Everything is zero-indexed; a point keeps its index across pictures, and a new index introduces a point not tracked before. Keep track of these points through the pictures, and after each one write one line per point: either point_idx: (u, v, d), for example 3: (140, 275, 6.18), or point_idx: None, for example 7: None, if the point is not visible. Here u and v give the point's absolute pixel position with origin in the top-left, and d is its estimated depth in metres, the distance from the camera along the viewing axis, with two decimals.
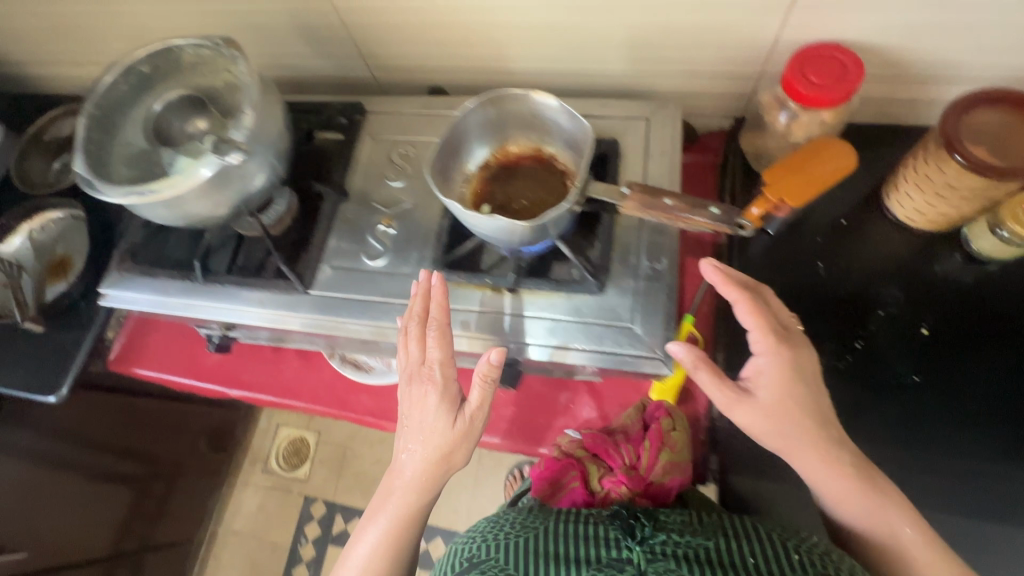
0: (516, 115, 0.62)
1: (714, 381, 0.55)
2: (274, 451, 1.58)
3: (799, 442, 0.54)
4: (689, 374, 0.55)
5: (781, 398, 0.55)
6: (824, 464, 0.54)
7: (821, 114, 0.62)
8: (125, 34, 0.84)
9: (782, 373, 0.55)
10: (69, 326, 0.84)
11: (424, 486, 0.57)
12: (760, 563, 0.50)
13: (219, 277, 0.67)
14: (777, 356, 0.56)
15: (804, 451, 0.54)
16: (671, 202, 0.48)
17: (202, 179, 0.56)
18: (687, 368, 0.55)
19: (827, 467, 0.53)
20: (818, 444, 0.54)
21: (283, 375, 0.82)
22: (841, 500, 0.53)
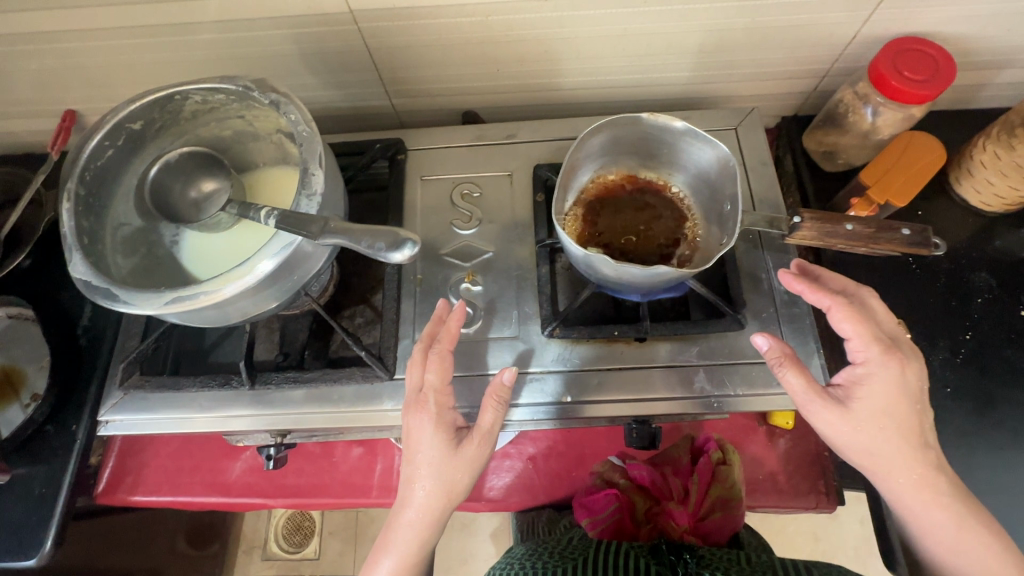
0: (630, 138, 0.54)
1: (803, 385, 0.47)
2: (273, 533, 1.37)
3: (886, 464, 0.46)
4: (774, 375, 0.48)
5: (877, 412, 0.46)
6: (917, 485, 0.46)
7: (912, 109, 0.59)
8: (62, 76, 0.66)
9: (886, 387, 0.46)
10: (39, 459, 0.65)
11: (420, 532, 0.46)
12: None
13: (271, 378, 0.54)
14: (886, 369, 0.46)
15: (896, 473, 0.46)
16: (852, 227, 0.48)
17: (266, 271, 0.43)
18: (771, 367, 0.48)
19: (916, 491, 0.46)
20: (913, 466, 0.46)
21: (340, 472, 0.68)
22: (929, 525, 0.47)
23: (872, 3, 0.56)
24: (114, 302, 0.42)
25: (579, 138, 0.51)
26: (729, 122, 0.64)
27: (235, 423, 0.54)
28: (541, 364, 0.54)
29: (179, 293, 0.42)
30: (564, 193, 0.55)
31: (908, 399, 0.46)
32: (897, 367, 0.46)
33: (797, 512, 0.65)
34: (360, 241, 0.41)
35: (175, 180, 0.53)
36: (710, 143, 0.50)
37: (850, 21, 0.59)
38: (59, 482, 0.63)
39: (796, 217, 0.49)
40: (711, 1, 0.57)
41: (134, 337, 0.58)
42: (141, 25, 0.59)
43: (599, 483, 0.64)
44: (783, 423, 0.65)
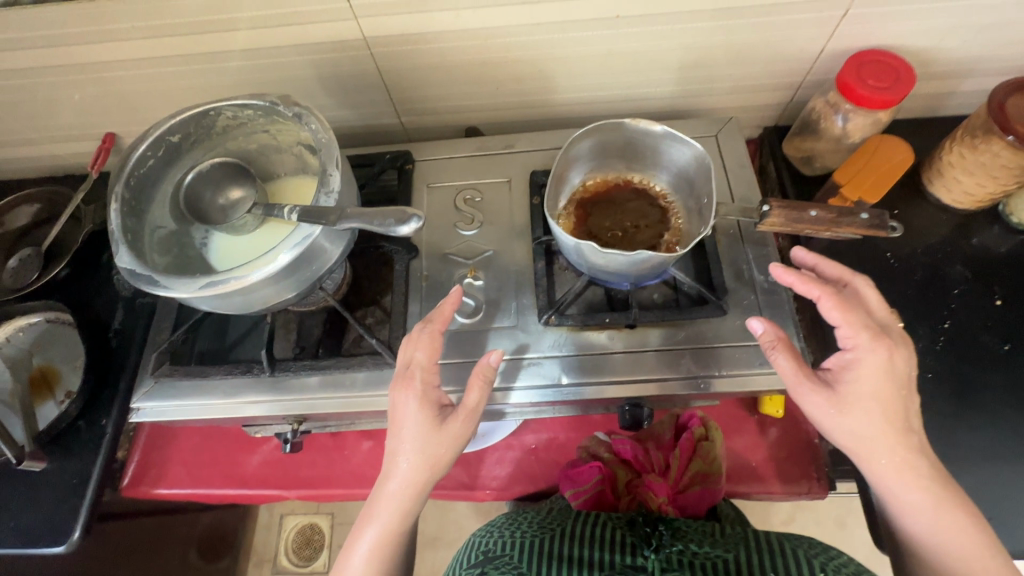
0: (615, 142, 0.60)
1: (793, 370, 0.50)
2: (283, 546, 1.38)
3: (868, 448, 0.48)
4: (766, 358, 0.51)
5: (864, 397, 0.47)
6: (900, 468, 0.48)
7: (878, 114, 0.64)
8: (106, 102, 0.74)
9: (874, 373, 0.47)
10: (71, 452, 0.69)
11: (404, 502, 0.50)
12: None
13: (289, 365, 0.59)
14: (874, 355, 0.48)
15: (879, 455, 0.47)
16: (815, 213, 0.53)
17: (284, 262, 0.48)
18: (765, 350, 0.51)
19: (898, 475, 0.47)
20: (896, 449, 0.47)
21: (351, 464, 0.72)
22: (905, 507, 0.48)
23: (834, 19, 0.62)
24: (155, 287, 0.47)
25: (568, 142, 0.56)
26: (709, 130, 0.69)
27: (256, 409, 0.58)
28: (538, 350, 0.58)
29: (213, 278, 0.47)
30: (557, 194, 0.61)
31: (892, 386, 0.47)
32: (885, 355, 0.48)
33: (793, 499, 0.67)
34: (374, 221, 0.47)
35: (206, 188, 0.59)
36: (688, 144, 0.56)
37: (816, 35, 0.65)
38: (88, 474, 0.68)
39: (764, 206, 0.53)
40: (687, 21, 0.63)
41: (165, 330, 0.63)
42: (178, 55, 0.66)
43: (585, 456, 0.68)
44: (774, 412, 0.69)
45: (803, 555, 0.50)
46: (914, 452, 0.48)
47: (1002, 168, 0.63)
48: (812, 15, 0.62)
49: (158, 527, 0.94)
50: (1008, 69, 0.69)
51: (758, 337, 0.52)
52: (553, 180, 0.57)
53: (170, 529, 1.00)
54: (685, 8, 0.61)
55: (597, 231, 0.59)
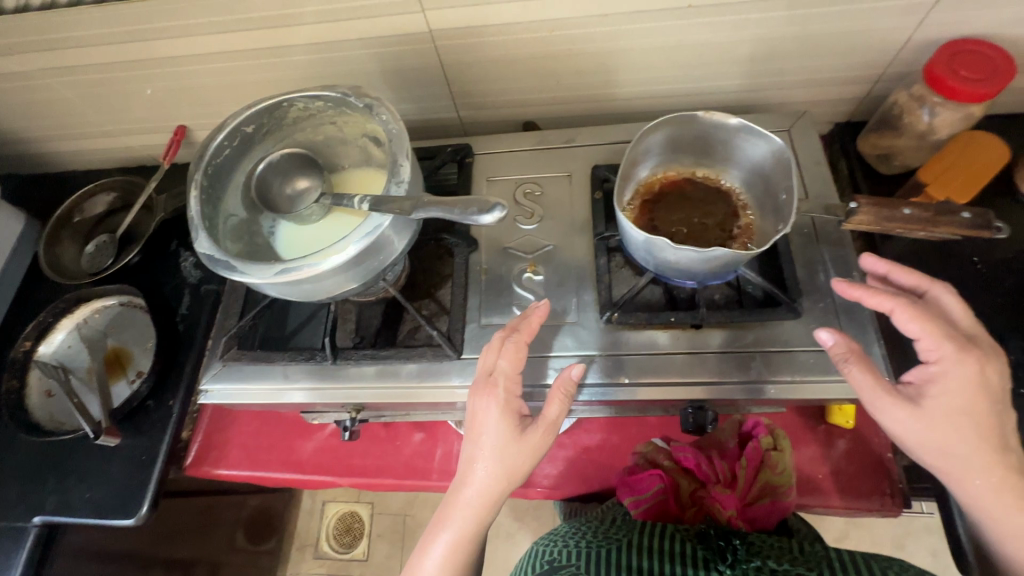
0: (687, 135, 0.58)
1: (871, 385, 0.46)
2: (324, 531, 1.42)
3: (962, 466, 0.44)
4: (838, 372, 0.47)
5: (955, 414, 0.44)
6: (998, 490, 0.44)
7: (969, 108, 0.60)
8: (180, 95, 0.77)
9: (964, 387, 0.44)
10: (140, 430, 0.72)
11: (480, 509, 0.49)
12: None
13: (351, 354, 0.60)
14: (963, 368, 0.44)
15: (975, 475, 0.44)
16: (908, 212, 0.51)
17: (353, 252, 0.49)
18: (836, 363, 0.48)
19: (996, 497, 0.44)
20: (993, 470, 0.44)
21: (402, 455, 0.72)
22: (1002, 531, 0.45)
23: (925, 6, 0.58)
24: (232, 272, 0.48)
25: (639, 134, 0.55)
26: (781, 125, 0.66)
27: (317, 396, 0.59)
28: (599, 348, 0.57)
29: (287, 265, 0.48)
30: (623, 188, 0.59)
31: (985, 401, 0.44)
32: (976, 367, 0.44)
33: (863, 515, 0.64)
34: (456, 209, 0.47)
35: (276, 178, 0.60)
36: (767, 138, 0.53)
37: (903, 24, 0.61)
38: (156, 452, 0.71)
39: (852, 204, 0.51)
40: (763, 10, 0.60)
41: (233, 316, 0.66)
42: (249, 49, 0.68)
43: (642, 463, 0.65)
44: (843, 422, 0.65)
45: None
46: (1016, 472, 0.44)
47: None
48: (901, 3, 0.58)
49: (213, 506, 0.97)
50: None
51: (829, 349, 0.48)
52: (622, 172, 0.56)
53: (222, 509, 1.04)
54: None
55: (665, 226, 0.57)
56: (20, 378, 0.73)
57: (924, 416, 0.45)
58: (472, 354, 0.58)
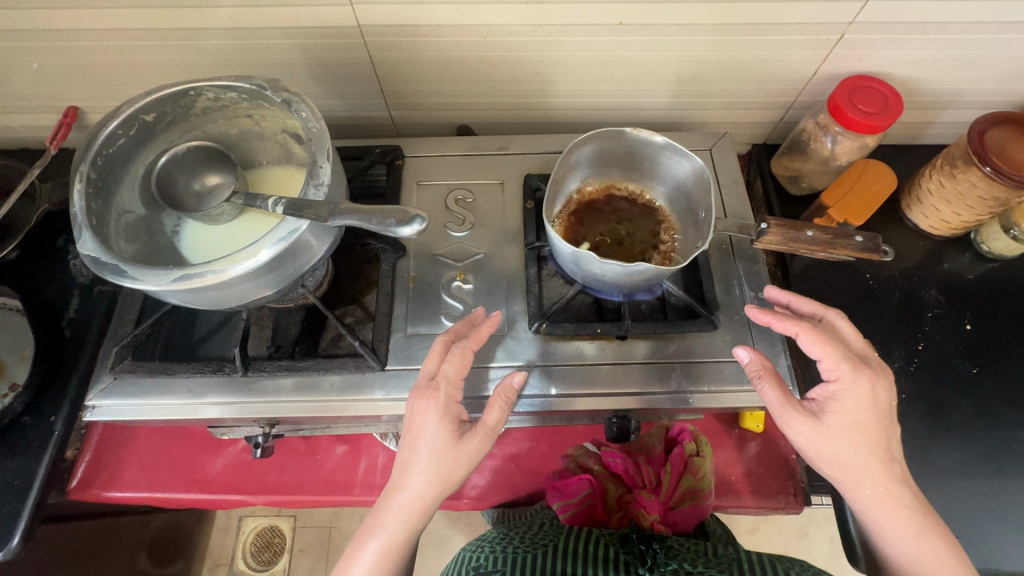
0: (616, 150, 0.59)
1: (780, 399, 0.49)
2: (241, 549, 1.32)
3: (854, 477, 0.48)
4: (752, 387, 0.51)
5: (846, 428, 0.48)
6: (882, 497, 0.48)
7: (865, 139, 0.66)
8: (71, 73, 0.68)
9: (857, 403, 0.48)
10: (13, 451, 0.63)
11: (411, 517, 0.47)
12: None
13: (262, 366, 0.55)
14: (857, 386, 0.48)
15: (866, 483, 0.48)
16: (811, 234, 0.56)
17: (265, 259, 0.45)
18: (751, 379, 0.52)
19: (881, 503, 0.48)
20: (880, 479, 0.48)
21: (322, 469, 0.69)
22: (885, 535, 0.49)
23: (830, 43, 0.63)
24: (121, 278, 0.43)
25: (569, 147, 0.55)
26: (704, 143, 0.69)
27: (222, 412, 0.55)
28: (527, 358, 0.57)
29: (187, 271, 0.44)
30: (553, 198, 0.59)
31: (872, 416, 0.48)
32: (868, 384, 0.48)
33: (768, 513, 0.68)
34: (373, 219, 0.45)
35: (180, 173, 0.55)
36: (689, 158, 0.55)
37: (811, 57, 0.66)
38: (33, 475, 0.62)
39: (762, 224, 0.56)
40: (688, 32, 0.63)
41: (128, 322, 0.59)
42: (155, 28, 0.62)
43: (573, 467, 0.66)
44: (754, 427, 0.69)
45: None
46: (897, 481, 0.48)
47: (980, 199, 0.65)
48: (810, 37, 0.63)
49: (105, 529, 0.88)
50: (984, 103, 0.72)
51: (745, 364, 0.52)
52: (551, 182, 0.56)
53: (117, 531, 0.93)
54: (688, 21, 0.61)
55: (592, 238, 0.58)
56: None
57: (823, 429, 0.48)
58: (396, 365, 0.56)
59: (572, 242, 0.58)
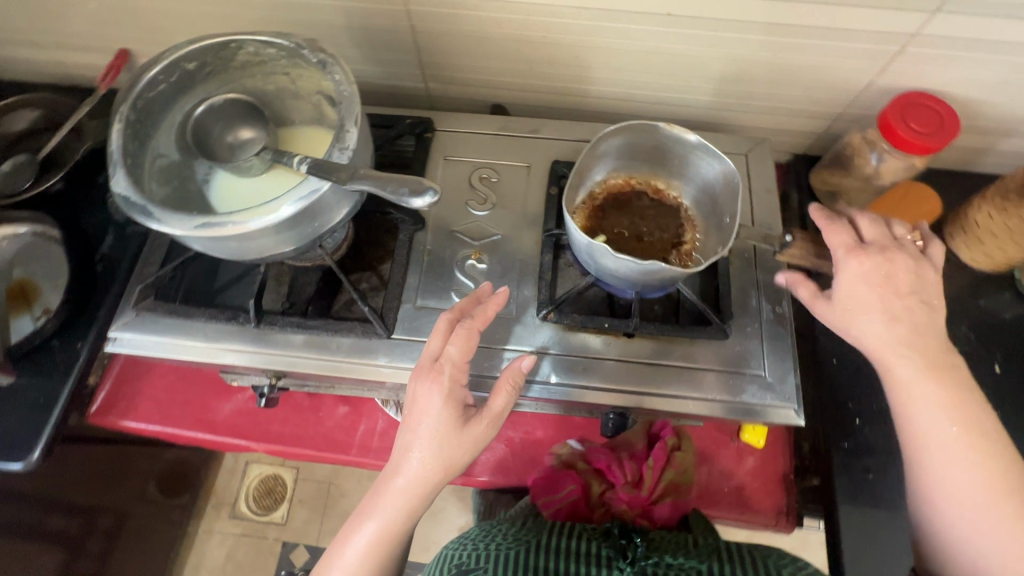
0: (646, 144, 0.58)
1: (813, 297, 0.52)
2: (244, 492, 1.38)
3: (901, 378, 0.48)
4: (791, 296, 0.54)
5: (856, 296, 0.49)
6: (922, 395, 0.47)
7: (913, 159, 0.63)
8: (125, 15, 0.70)
9: (885, 296, 0.48)
10: (42, 370, 0.67)
11: (412, 499, 0.48)
12: None
13: (275, 321, 0.57)
14: (851, 266, 0.50)
15: (899, 363, 0.48)
16: (832, 256, 0.56)
17: (287, 216, 0.46)
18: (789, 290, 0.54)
19: (919, 386, 0.47)
20: (915, 364, 0.47)
21: (323, 427, 0.71)
22: (940, 465, 0.46)
23: (888, 54, 0.60)
24: (148, 220, 0.45)
25: (597, 136, 0.55)
26: (740, 147, 0.67)
27: (232, 358, 0.57)
28: (531, 343, 0.57)
29: (208, 219, 0.45)
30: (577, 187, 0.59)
31: (894, 274, 0.49)
32: (860, 264, 0.50)
33: (758, 529, 0.67)
34: (387, 188, 0.45)
35: (215, 123, 0.56)
36: (722, 159, 0.54)
37: (866, 67, 0.63)
38: (57, 395, 0.66)
39: (788, 236, 0.55)
40: (738, 29, 0.60)
41: (154, 263, 0.61)
42: None
43: (557, 465, 0.67)
44: (754, 442, 0.68)
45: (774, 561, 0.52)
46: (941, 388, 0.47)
47: None
48: (867, 46, 0.60)
49: (120, 455, 0.93)
50: None
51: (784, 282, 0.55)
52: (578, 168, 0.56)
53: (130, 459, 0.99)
54: (739, 17, 0.59)
55: (612, 232, 0.57)
56: None
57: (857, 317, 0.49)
58: (402, 335, 0.57)
59: (591, 233, 0.57)
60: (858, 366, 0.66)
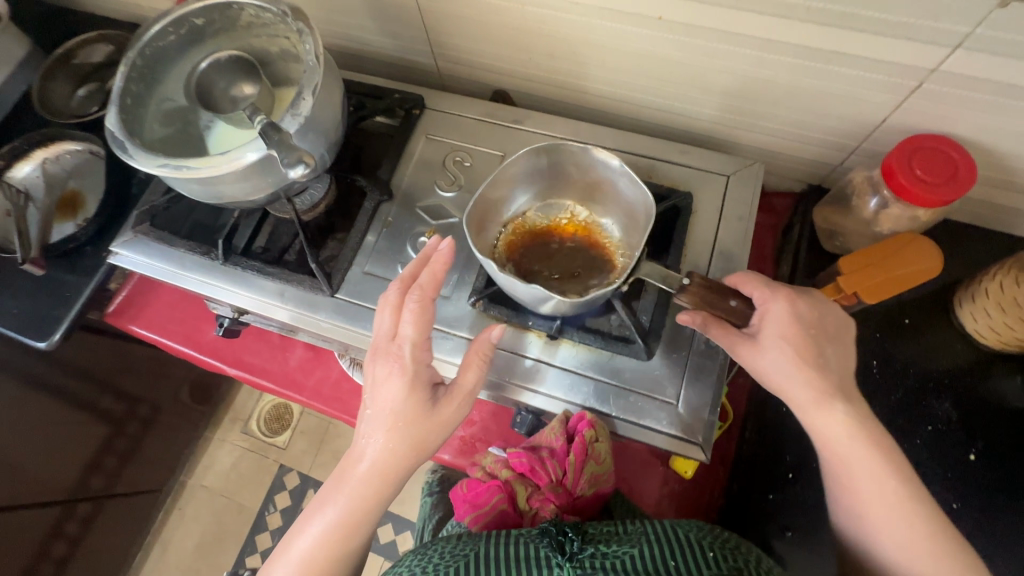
0: (570, 167, 0.60)
1: (724, 334, 0.52)
2: (257, 413, 1.49)
3: (810, 409, 0.49)
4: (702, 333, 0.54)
5: (777, 335, 0.49)
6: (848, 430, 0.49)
7: (915, 210, 0.57)
8: None
9: (785, 318, 0.50)
10: (73, 268, 0.78)
11: (382, 480, 0.50)
12: (680, 565, 0.49)
13: (239, 261, 0.64)
14: (777, 303, 0.50)
15: (798, 388, 0.49)
16: (734, 303, 0.51)
17: (245, 164, 0.51)
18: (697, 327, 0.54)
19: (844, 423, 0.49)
20: (817, 386, 0.49)
21: (287, 366, 0.78)
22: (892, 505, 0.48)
23: (903, 89, 0.54)
24: (124, 154, 0.53)
25: (512, 158, 0.57)
26: (726, 168, 0.64)
27: (203, 288, 0.64)
28: (458, 327, 0.59)
29: (168, 161, 0.52)
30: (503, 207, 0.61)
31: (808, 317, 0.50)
32: (788, 300, 0.50)
33: None
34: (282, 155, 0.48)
35: (220, 77, 0.61)
36: (639, 186, 0.56)
37: (880, 101, 0.57)
38: (80, 292, 0.77)
39: (684, 278, 0.52)
40: (734, 43, 0.56)
41: (159, 192, 0.69)
42: None
43: (483, 476, 0.61)
44: (681, 472, 0.67)
45: (694, 539, 0.52)
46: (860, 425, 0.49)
47: None
48: (879, 78, 0.54)
49: None
50: None
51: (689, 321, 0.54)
52: (490, 184, 0.58)
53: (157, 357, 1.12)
54: (735, 30, 0.55)
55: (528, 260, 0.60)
56: None
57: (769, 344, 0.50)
58: (345, 298, 0.62)
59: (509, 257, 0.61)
60: None
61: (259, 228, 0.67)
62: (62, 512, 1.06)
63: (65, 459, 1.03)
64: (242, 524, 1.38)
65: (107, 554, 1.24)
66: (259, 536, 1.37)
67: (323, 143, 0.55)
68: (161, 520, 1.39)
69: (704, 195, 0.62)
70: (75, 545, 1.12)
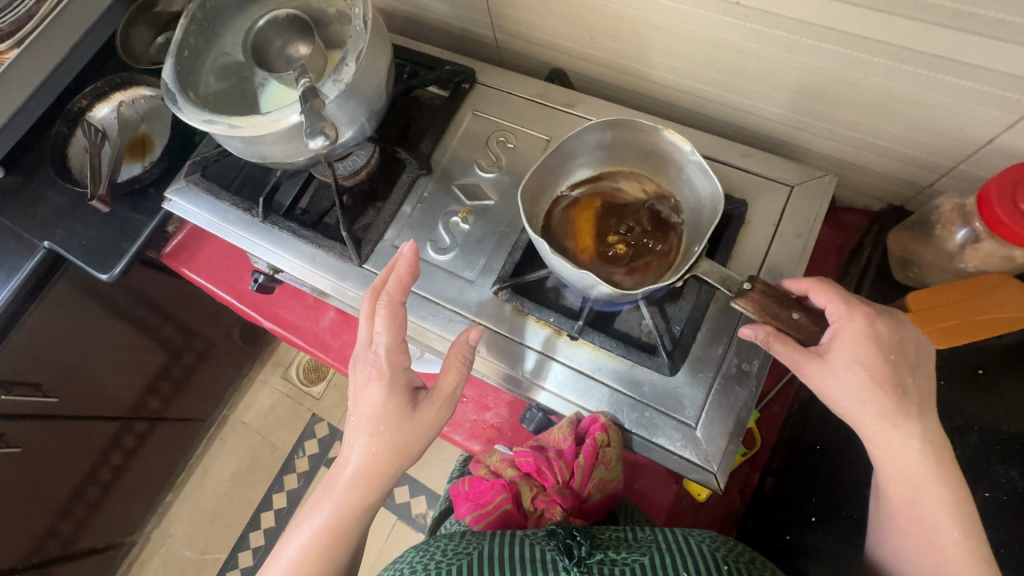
0: (642, 144, 0.55)
1: (795, 352, 0.47)
2: (297, 361, 1.55)
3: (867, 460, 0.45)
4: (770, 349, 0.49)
5: (851, 358, 0.45)
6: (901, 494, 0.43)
7: (1012, 248, 0.50)
8: None
9: (859, 338, 0.45)
10: (135, 207, 0.82)
11: (367, 483, 0.51)
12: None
13: (278, 220, 0.65)
14: (853, 321, 0.45)
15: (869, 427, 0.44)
16: (797, 316, 0.48)
17: (285, 126, 0.51)
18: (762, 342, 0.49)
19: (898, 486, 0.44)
20: (880, 416, 0.44)
21: (319, 326, 0.80)
22: None
23: (1022, 106, 0.46)
24: (175, 108, 0.54)
25: (581, 127, 0.53)
26: (791, 177, 0.58)
27: (241, 243, 0.67)
28: (478, 314, 0.58)
29: (211, 116, 0.52)
30: (561, 175, 0.57)
31: (891, 361, 0.44)
32: (866, 320, 0.45)
33: None
34: (308, 124, 0.47)
35: (277, 36, 0.61)
36: (711, 178, 0.51)
37: (991, 117, 0.49)
38: (141, 231, 0.80)
39: (746, 282, 0.48)
40: (822, 38, 0.50)
41: (213, 143, 0.71)
42: None
43: (487, 475, 0.61)
44: (696, 493, 0.65)
45: (708, 549, 0.49)
46: (928, 478, 0.44)
47: None
48: (992, 91, 0.46)
49: None
50: None
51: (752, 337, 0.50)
52: (553, 156, 0.54)
53: None
54: (824, 23, 0.48)
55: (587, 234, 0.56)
56: (70, 128, 0.82)
57: (839, 363, 0.45)
58: (370, 271, 0.62)
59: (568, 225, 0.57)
60: (839, 459, 0.59)
61: (304, 189, 0.69)
62: (121, 427, 1.16)
63: (126, 380, 1.11)
64: (274, 463, 1.46)
65: (155, 470, 1.35)
66: (287, 475, 1.44)
67: (364, 110, 0.54)
68: (202, 447, 1.49)
69: (760, 206, 0.57)
70: (128, 458, 1.23)
